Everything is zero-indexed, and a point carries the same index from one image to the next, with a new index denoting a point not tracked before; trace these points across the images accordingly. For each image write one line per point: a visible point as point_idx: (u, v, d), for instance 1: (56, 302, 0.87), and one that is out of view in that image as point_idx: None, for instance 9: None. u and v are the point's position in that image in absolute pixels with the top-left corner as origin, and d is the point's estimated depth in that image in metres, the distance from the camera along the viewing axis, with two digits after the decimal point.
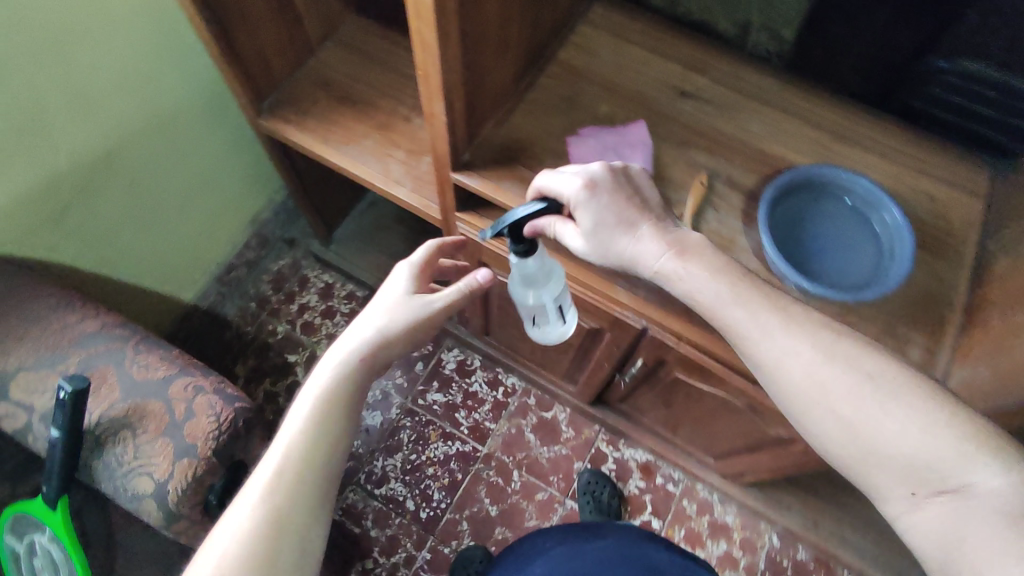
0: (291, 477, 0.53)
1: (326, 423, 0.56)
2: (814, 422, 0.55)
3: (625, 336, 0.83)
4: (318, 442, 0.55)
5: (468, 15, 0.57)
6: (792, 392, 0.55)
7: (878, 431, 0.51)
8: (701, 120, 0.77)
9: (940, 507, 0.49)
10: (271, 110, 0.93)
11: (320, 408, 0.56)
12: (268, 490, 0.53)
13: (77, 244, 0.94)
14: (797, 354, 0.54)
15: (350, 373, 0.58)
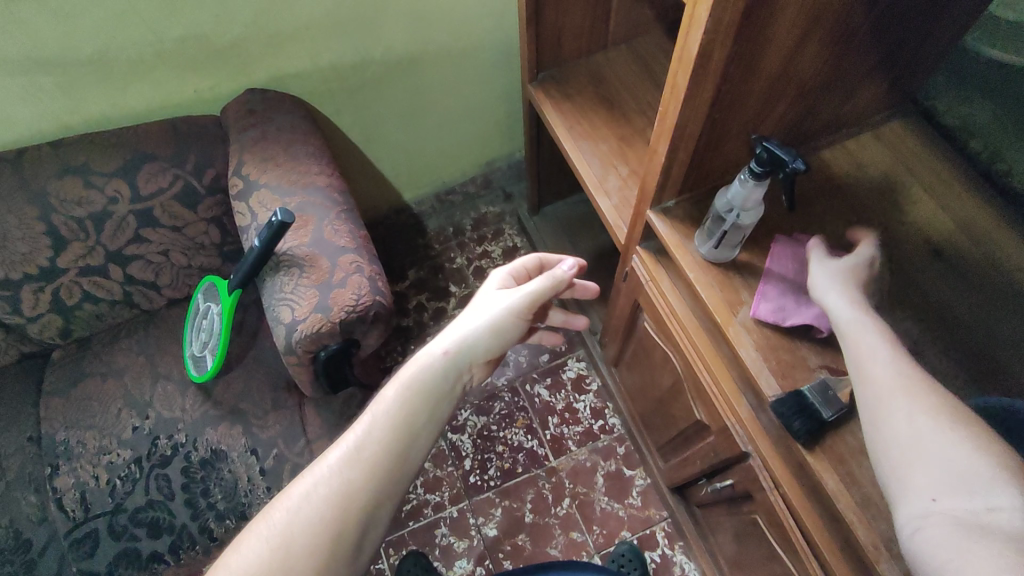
0: (372, 450, 0.54)
1: (409, 405, 0.58)
2: (889, 428, 0.45)
3: (727, 449, 0.77)
4: (404, 423, 0.56)
5: (732, 79, 0.56)
6: (880, 413, 0.46)
7: (949, 472, 0.41)
8: (939, 291, 0.66)
9: (962, 528, 0.38)
10: (543, 82, 1.01)
11: (405, 390, 0.58)
12: (349, 457, 0.54)
13: (355, 118, 1.13)
14: (922, 392, 0.45)
15: (439, 366, 0.61)
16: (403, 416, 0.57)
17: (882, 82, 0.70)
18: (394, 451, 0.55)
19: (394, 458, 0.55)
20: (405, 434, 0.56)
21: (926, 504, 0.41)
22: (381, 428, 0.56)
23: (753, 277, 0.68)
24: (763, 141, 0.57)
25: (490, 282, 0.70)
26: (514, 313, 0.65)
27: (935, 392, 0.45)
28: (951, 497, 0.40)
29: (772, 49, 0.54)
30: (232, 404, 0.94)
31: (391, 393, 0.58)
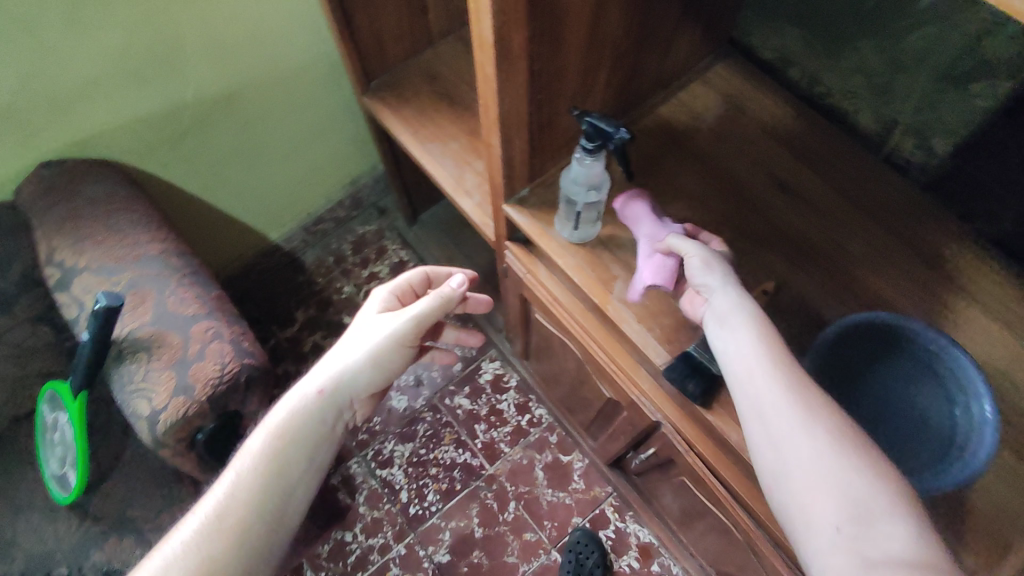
0: (235, 516, 0.53)
1: (277, 460, 0.55)
2: (755, 397, 0.44)
3: (641, 421, 0.76)
4: (270, 473, 0.55)
5: (542, 56, 0.53)
6: (755, 400, 0.44)
7: (826, 477, 0.40)
8: (792, 221, 0.68)
9: (818, 493, 0.40)
10: (376, 90, 0.95)
11: (269, 442, 0.56)
12: (211, 526, 0.52)
13: (187, 169, 1.03)
14: (781, 363, 0.45)
15: (311, 409, 0.58)
16: (271, 468, 0.55)
17: (696, 28, 0.70)
18: (261, 516, 0.54)
19: (259, 519, 0.54)
20: (273, 489, 0.55)
21: (823, 524, 0.39)
22: (247, 492, 0.54)
23: (620, 249, 0.67)
24: (584, 115, 0.54)
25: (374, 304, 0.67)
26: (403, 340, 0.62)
27: (803, 383, 0.43)
28: (828, 502, 0.39)
29: (571, 17, 0.52)
30: (115, 516, 0.83)
31: (262, 446, 0.56)
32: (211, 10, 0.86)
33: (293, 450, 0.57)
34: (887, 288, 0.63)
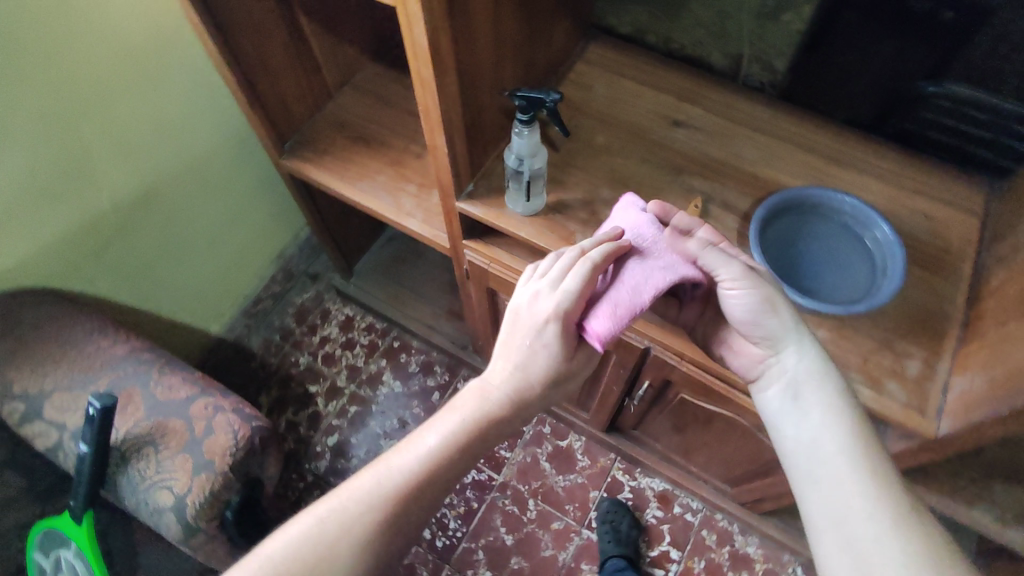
0: (403, 481, 0.55)
1: (451, 437, 0.57)
2: (796, 455, 0.57)
3: (631, 357, 0.84)
4: (444, 455, 0.57)
5: (463, 56, 0.62)
6: (813, 467, 0.55)
7: (868, 515, 0.50)
8: (695, 147, 0.80)
9: (836, 534, 0.51)
10: (292, 150, 0.99)
11: (452, 425, 0.58)
12: (382, 481, 0.55)
13: (116, 279, 1.01)
14: (829, 433, 0.55)
15: (485, 398, 0.59)
16: (449, 453, 0.57)
17: (567, 16, 0.82)
18: (418, 496, 0.55)
19: (417, 497, 0.55)
20: (439, 471, 0.56)
21: (835, 548, 0.50)
22: (419, 464, 0.56)
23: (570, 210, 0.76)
24: (516, 92, 0.63)
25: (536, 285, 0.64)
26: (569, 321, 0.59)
27: (860, 455, 0.53)
28: (867, 538, 0.49)
29: (479, 19, 0.61)
30: None
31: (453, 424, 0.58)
32: (115, 114, 0.88)
33: (467, 447, 0.57)
34: (785, 176, 0.77)
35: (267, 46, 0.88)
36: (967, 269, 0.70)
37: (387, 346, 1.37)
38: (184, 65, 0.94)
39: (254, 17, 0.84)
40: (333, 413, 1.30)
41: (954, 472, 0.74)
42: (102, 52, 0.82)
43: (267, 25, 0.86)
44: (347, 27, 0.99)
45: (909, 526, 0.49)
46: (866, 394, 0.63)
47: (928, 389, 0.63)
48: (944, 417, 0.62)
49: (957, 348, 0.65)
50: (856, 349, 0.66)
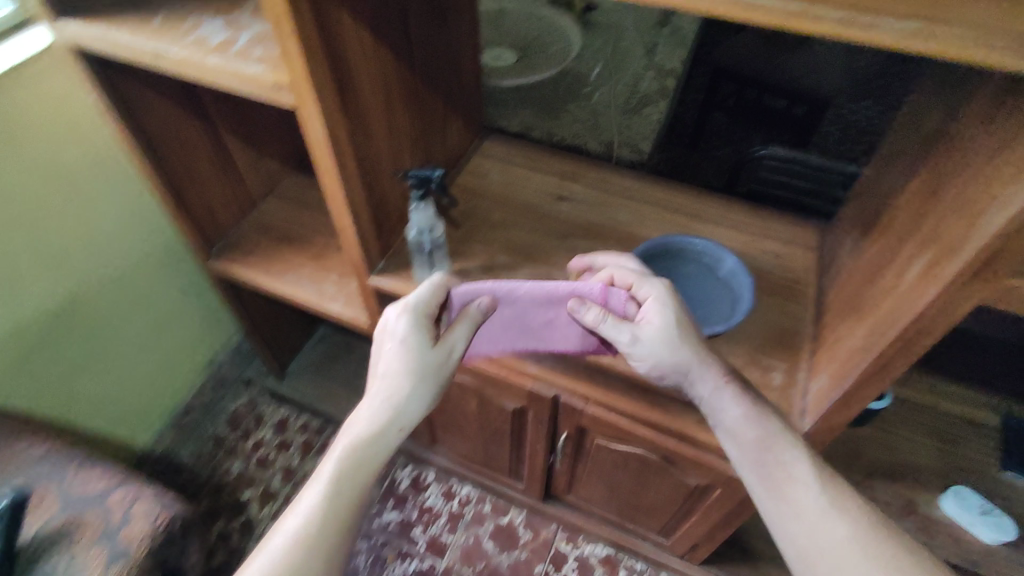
0: (314, 538, 0.54)
1: (346, 485, 0.57)
2: (749, 471, 0.63)
3: (545, 409, 0.90)
4: (345, 494, 0.57)
5: (360, 147, 0.73)
6: (752, 467, 0.63)
7: (812, 508, 0.59)
8: (577, 216, 0.93)
9: (816, 537, 0.57)
10: (219, 252, 1.07)
11: (341, 468, 0.57)
12: (299, 545, 0.54)
13: (35, 391, 1.00)
14: (756, 441, 0.63)
15: (377, 437, 0.60)
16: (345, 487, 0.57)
17: (460, 118, 0.97)
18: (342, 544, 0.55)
19: (334, 540, 0.55)
20: (344, 511, 0.56)
21: (816, 550, 0.56)
22: (337, 516, 0.56)
23: (473, 275, 0.85)
24: (407, 173, 0.76)
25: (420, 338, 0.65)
26: (440, 366, 0.64)
27: (786, 457, 0.62)
28: (815, 521, 0.58)
29: (373, 115, 0.73)
30: None
31: (341, 460, 0.58)
32: (42, 231, 0.93)
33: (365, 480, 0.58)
34: (654, 233, 0.90)
35: (194, 160, 0.98)
36: (810, 293, 0.82)
37: (324, 442, 1.38)
38: (113, 183, 1.02)
39: (179, 134, 0.94)
40: (268, 518, 1.26)
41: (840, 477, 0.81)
42: (32, 175, 0.89)
43: (193, 142, 0.96)
44: (269, 142, 1.12)
45: (846, 506, 0.58)
46: None
47: (792, 395, 0.72)
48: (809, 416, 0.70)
49: (811, 356, 0.75)
50: (726, 368, 0.75)
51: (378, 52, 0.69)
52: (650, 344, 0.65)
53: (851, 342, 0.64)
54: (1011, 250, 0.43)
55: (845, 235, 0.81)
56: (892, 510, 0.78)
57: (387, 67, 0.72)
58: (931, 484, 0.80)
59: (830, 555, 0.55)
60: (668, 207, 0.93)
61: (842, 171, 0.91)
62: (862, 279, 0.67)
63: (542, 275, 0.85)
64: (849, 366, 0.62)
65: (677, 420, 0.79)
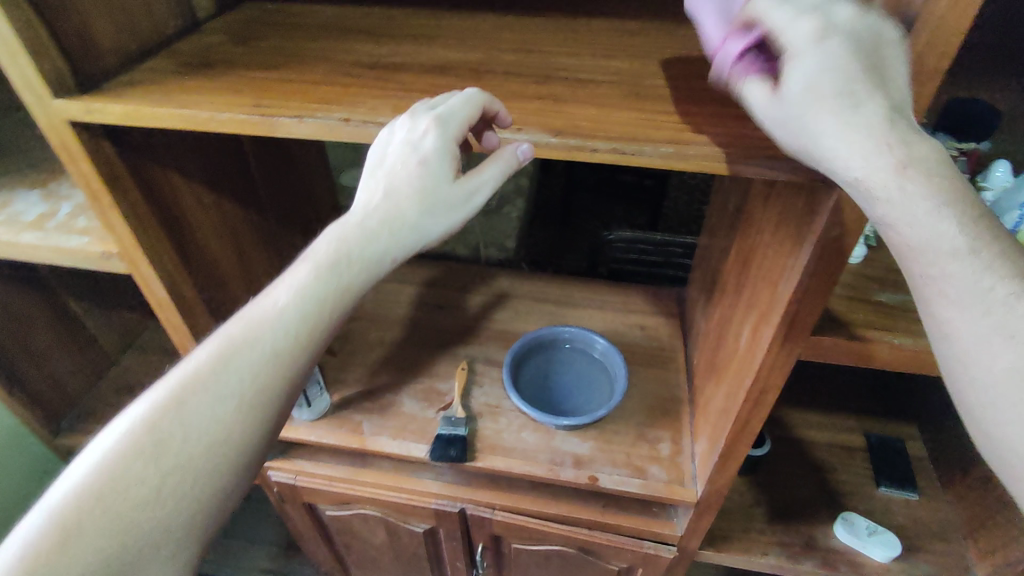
0: (110, 487, 0.43)
1: (182, 423, 0.45)
2: (960, 315, 0.38)
3: (454, 525, 0.86)
4: (174, 433, 0.45)
5: (212, 297, 0.70)
6: (965, 322, 0.38)
7: (961, 271, 0.37)
8: (454, 322, 0.94)
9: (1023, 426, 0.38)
10: (70, 426, 0.96)
11: (171, 404, 0.45)
12: (97, 487, 0.43)
13: None
14: (961, 247, 0.37)
15: (243, 354, 0.47)
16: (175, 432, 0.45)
17: None
18: (201, 505, 0.46)
19: (145, 509, 0.44)
20: (170, 470, 0.44)
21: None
22: (177, 399, 0.45)
23: (357, 402, 0.82)
24: None
25: (385, 244, 0.47)
26: (340, 264, 0.47)
27: (1004, 278, 0.37)
28: (978, 349, 0.38)
29: (223, 264, 0.71)
30: None
31: (184, 383, 0.46)
32: None
33: (216, 432, 0.46)
34: (529, 326, 0.93)
35: (30, 332, 0.90)
36: (678, 358, 0.88)
37: None
38: None
39: (10, 308, 0.86)
40: None
41: (745, 528, 0.84)
42: None
43: (27, 313, 0.89)
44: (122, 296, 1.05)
45: None
46: (635, 482, 0.73)
47: (681, 461, 0.75)
48: (698, 480, 0.73)
49: (690, 419, 0.79)
50: (616, 447, 0.77)
51: (215, 201, 0.69)
52: (807, 62, 0.34)
53: (716, 403, 0.68)
54: (804, 312, 0.49)
55: (696, 300, 0.88)
56: (795, 550, 0.81)
57: (229, 213, 0.72)
58: (825, 515, 0.85)
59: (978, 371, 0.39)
60: (538, 298, 0.98)
61: (684, 244, 1.02)
62: (713, 342, 0.73)
63: (426, 389, 0.84)
64: (718, 427, 0.66)
65: (583, 509, 0.79)
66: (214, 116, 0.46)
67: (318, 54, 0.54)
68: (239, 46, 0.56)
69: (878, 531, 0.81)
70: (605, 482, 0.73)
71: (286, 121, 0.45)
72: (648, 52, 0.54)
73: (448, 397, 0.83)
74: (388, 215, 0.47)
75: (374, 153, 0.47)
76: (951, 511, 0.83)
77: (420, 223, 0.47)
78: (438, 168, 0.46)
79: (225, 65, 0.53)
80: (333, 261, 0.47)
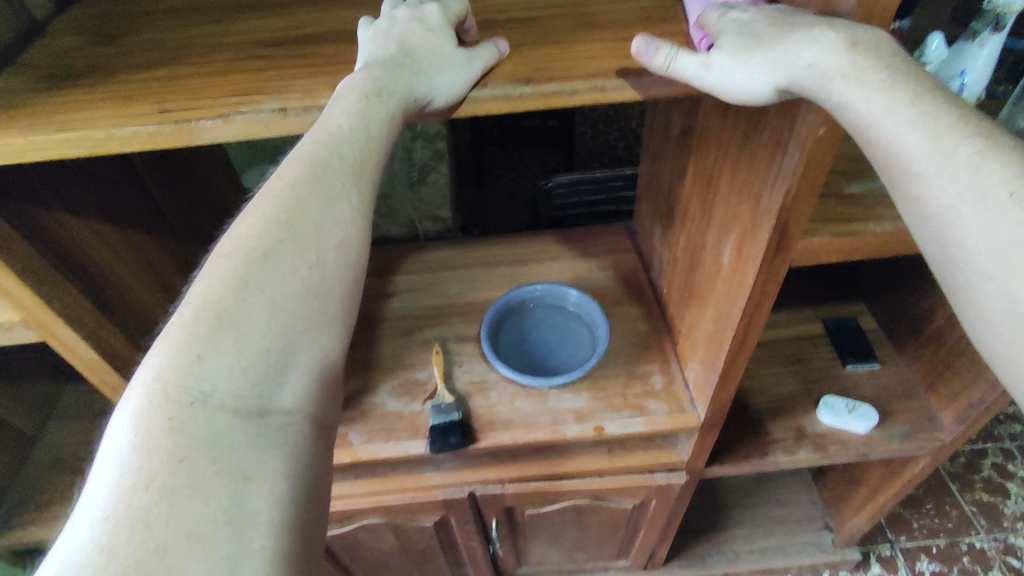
0: (209, 330, 0.35)
1: (270, 244, 0.38)
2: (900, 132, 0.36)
3: (465, 510, 0.84)
4: (262, 254, 0.37)
5: (149, 342, 0.61)
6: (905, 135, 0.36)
7: (929, 161, 0.36)
8: (413, 306, 0.89)
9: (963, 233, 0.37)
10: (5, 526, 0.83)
11: (255, 234, 0.38)
12: (196, 333, 0.34)
13: None
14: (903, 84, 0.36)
15: (316, 165, 0.40)
16: (262, 254, 0.37)
17: None
18: (328, 356, 0.39)
19: (251, 342, 0.36)
20: (267, 295, 0.37)
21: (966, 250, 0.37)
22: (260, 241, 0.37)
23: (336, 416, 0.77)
24: None
25: (404, 85, 0.40)
26: (395, 80, 0.40)
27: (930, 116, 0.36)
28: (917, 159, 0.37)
29: (149, 303, 0.62)
30: None
31: (254, 231, 0.38)
32: None
33: (317, 268, 0.39)
34: (491, 292, 0.90)
35: None
36: (646, 290, 0.88)
37: None
38: None
39: None
40: None
41: (740, 436, 0.88)
42: None
43: None
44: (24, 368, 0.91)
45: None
46: (639, 422, 0.73)
47: (677, 390, 0.76)
48: (697, 404, 0.74)
49: (674, 347, 0.80)
50: (612, 392, 0.76)
51: (120, 236, 0.59)
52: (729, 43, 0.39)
53: (703, 326, 0.68)
54: (793, 220, 0.48)
55: (650, 230, 0.88)
56: (790, 443, 0.86)
57: (138, 245, 0.62)
58: (807, 404, 0.90)
59: (945, 206, 0.37)
60: (492, 262, 0.94)
61: (623, 177, 1.03)
62: (684, 267, 0.73)
63: (406, 382, 0.79)
64: (712, 349, 0.66)
65: (591, 460, 0.79)
66: (112, 133, 0.38)
67: (214, 41, 0.46)
68: (110, 47, 0.47)
69: (856, 405, 0.86)
70: (611, 429, 0.73)
71: (208, 124, 0.38)
72: None
73: (431, 385, 0.79)
74: (397, 60, 0.40)
75: (371, 32, 0.42)
76: (907, 370, 0.91)
77: (435, 76, 0.40)
78: (445, 38, 0.42)
79: (103, 72, 0.44)
80: (367, 94, 0.39)
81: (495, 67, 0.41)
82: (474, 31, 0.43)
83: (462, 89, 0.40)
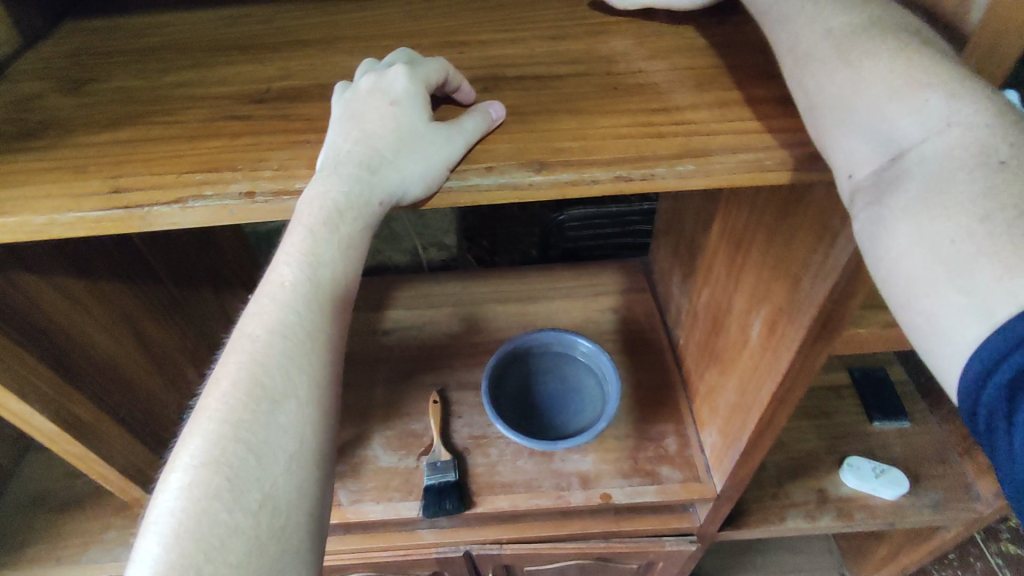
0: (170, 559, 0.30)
1: (229, 440, 0.33)
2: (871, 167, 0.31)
3: (460, 567, 0.79)
4: (221, 456, 0.33)
5: (121, 403, 0.56)
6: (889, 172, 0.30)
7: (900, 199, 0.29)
8: (412, 346, 0.84)
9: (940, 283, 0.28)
10: None
11: (213, 433, 0.33)
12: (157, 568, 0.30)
13: None
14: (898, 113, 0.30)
15: (275, 340, 0.35)
16: (222, 456, 0.33)
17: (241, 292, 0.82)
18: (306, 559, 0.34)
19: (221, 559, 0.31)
20: (231, 497, 0.32)
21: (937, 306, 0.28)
22: (203, 486, 0.32)
23: None
24: None
25: (364, 196, 0.35)
26: (357, 177, 0.35)
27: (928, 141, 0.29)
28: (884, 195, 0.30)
29: (122, 359, 0.57)
30: None
31: (211, 426, 0.34)
32: None
33: (270, 484, 0.33)
34: (495, 333, 0.84)
35: None
36: (661, 338, 0.82)
37: None
38: None
39: None
40: None
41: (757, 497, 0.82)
42: None
43: None
44: None
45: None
46: (650, 491, 0.68)
47: (692, 455, 0.70)
48: (714, 474, 0.68)
49: (690, 405, 0.74)
50: (622, 454, 0.71)
51: (89, 291, 0.54)
52: None
53: (725, 397, 0.62)
54: (839, 312, 0.42)
55: (668, 274, 0.82)
56: (811, 508, 0.80)
57: (112, 297, 0.57)
58: (831, 464, 0.84)
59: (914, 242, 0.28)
60: (498, 299, 0.88)
61: (640, 211, 0.96)
62: (705, 325, 0.68)
63: (402, 433, 0.74)
64: (734, 424, 0.60)
65: (596, 523, 0.74)
66: (54, 219, 0.33)
67: (187, 93, 0.41)
68: (71, 96, 0.42)
69: (885, 470, 0.80)
70: (619, 498, 0.67)
71: (164, 208, 0.33)
72: (610, 23, 0.44)
73: (428, 438, 0.74)
74: (358, 154, 0.35)
75: (336, 114, 0.36)
76: (942, 432, 0.84)
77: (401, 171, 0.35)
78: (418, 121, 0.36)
79: (56, 130, 0.39)
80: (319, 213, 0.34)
81: (487, 132, 0.36)
82: (466, 88, 0.38)
83: (430, 185, 0.34)
